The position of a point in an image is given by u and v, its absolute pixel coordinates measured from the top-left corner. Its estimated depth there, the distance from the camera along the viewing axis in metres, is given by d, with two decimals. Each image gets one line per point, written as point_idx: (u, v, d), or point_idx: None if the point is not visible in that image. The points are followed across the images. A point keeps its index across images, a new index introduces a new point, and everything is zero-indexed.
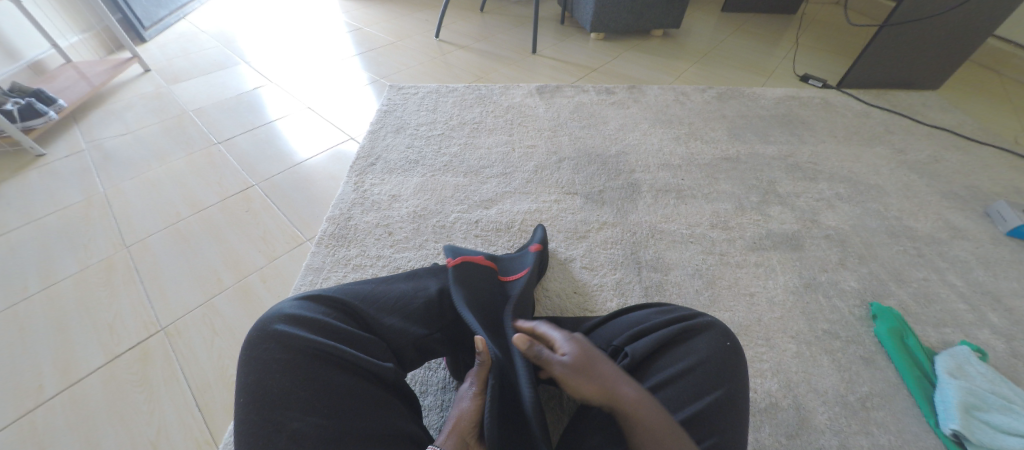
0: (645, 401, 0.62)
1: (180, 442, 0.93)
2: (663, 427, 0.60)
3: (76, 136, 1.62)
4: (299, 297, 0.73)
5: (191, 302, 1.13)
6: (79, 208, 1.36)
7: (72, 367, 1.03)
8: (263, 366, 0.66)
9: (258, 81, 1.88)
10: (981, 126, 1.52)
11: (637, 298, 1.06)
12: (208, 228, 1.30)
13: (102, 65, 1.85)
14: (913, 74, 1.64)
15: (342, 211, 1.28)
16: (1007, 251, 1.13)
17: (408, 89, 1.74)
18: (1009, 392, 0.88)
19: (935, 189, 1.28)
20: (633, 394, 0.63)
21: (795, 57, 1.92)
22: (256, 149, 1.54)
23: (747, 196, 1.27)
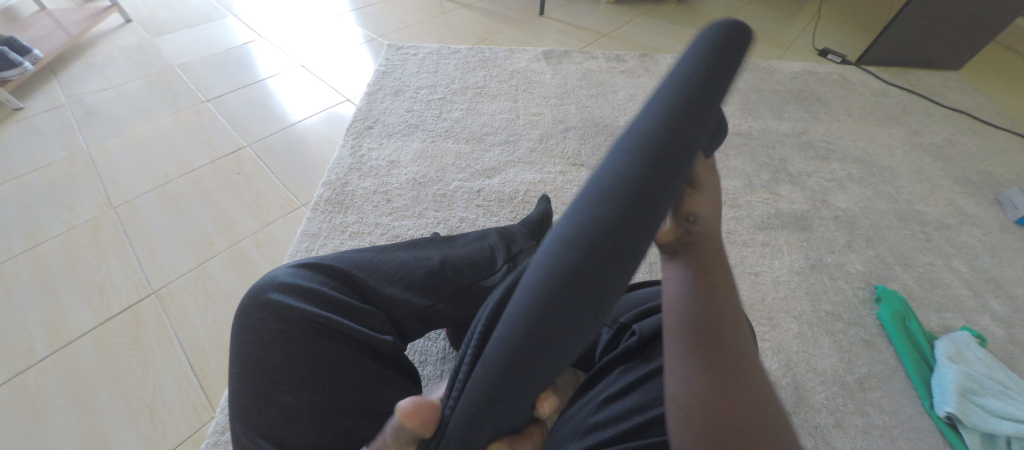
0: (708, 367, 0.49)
1: (177, 406, 0.91)
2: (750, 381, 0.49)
3: (56, 89, 1.53)
4: (295, 266, 0.70)
5: (184, 265, 1.10)
6: (62, 166, 1.30)
7: (62, 329, 1.01)
8: (257, 337, 0.63)
9: (248, 35, 1.78)
10: (999, 110, 1.49)
11: (641, 274, 1.05)
12: (199, 190, 1.25)
13: (79, 13, 1.74)
14: (935, 53, 1.60)
15: (339, 176, 1.23)
16: (1015, 239, 1.13)
17: (407, 49, 1.66)
18: (1006, 378, 0.87)
19: (947, 173, 1.27)
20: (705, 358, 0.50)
21: (813, 29, 1.85)
22: (246, 108, 1.47)
23: (757, 174, 1.24)
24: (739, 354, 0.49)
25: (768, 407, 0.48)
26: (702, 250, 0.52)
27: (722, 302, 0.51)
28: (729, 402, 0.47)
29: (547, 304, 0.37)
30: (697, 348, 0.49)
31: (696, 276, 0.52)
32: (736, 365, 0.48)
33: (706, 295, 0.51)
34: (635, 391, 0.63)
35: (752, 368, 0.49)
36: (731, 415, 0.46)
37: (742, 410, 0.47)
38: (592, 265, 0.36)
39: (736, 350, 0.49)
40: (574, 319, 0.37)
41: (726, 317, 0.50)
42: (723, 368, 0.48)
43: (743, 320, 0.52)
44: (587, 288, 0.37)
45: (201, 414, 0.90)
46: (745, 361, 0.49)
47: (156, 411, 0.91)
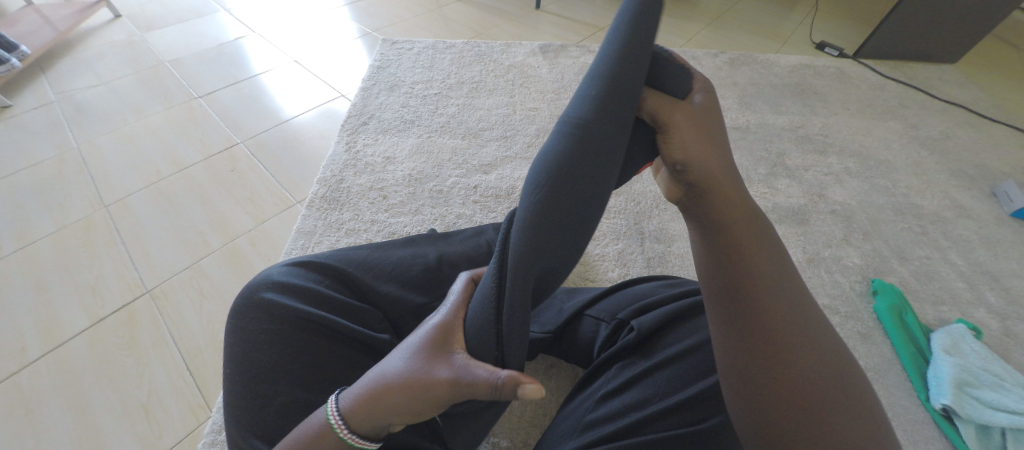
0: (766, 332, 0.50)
1: (172, 406, 0.91)
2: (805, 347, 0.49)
3: (44, 86, 1.51)
4: (289, 265, 0.69)
5: (177, 264, 1.09)
6: (52, 164, 1.28)
7: (54, 330, 1.00)
8: (250, 336, 0.62)
9: (240, 31, 1.75)
10: (995, 103, 1.49)
11: (639, 269, 1.05)
12: (192, 187, 1.23)
13: (66, 9, 1.70)
14: (932, 46, 1.60)
15: (334, 172, 1.22)
16: (1010, 232, 1.13)
17: (402, 43, 1.64)
18: (1001, 370, 0.88)
19: (944, 167, 1.27)
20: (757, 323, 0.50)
21: (810, 22, 1.85)
22: (239, 104, 1.46)
23: (755, 169, 1.24)
24: (781, 311, 0.49)
25: (821, 362, 0.48)
26: (716, 204, 0.53)
27: (750, 264, 0.51)
28: (773, 362, 0.48)
29: (555, 222, 0.50)
30: (730, 314, 0.51)
31: (720, 236, 0.53)
32: (785, 331, 0.49)
33: (736, 259, 0.51)
34: (633, 387, 0.63)
35: (798, 324, 0.49)
36: (779, 375, 0.48)
37: (791, 368, 0.48)
38: (582, 193, 0.51)
39: (778, 308, 0.49)
40: (573, 231, 0.53)
41: (758, 277, 0.50)
42: (765, 329, 0.49)
43: (781, 277, 0.51)
44: (580, 208, 0.52)
45: (198, 414, 0.90)
46: (792, 320, 0.49)
47: (152, 411, 0.90)
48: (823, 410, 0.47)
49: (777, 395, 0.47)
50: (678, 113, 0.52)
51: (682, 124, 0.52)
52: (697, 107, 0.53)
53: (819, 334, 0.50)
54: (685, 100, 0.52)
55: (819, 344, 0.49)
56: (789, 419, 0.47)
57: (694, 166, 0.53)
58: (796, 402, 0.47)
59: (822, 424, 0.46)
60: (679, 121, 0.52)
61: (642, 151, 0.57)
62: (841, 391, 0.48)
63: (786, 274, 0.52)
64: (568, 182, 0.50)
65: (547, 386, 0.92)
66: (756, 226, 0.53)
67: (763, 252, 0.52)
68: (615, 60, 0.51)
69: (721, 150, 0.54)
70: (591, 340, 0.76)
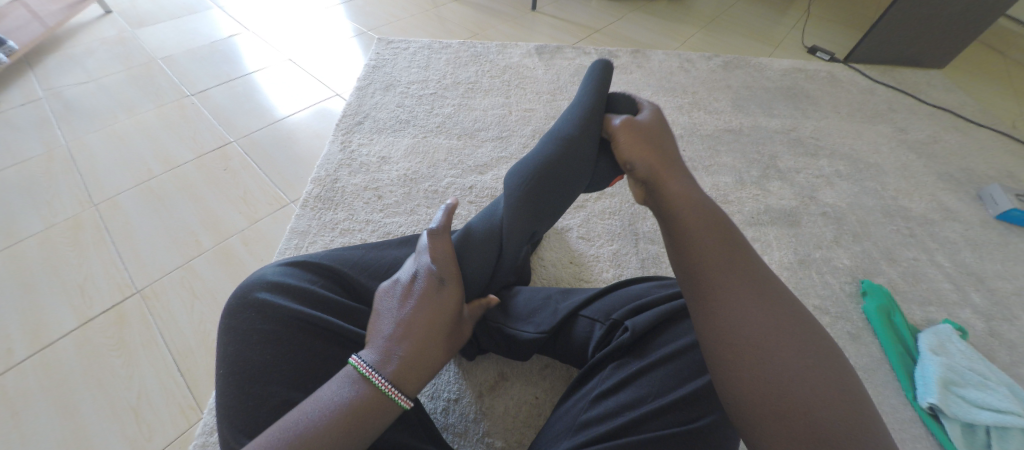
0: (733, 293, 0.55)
1: (163, 408, 0.90)
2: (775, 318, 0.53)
3: (32, 82, 1.48)
4: (283, 264, 0.69)
5: (169, 264, 1.08)
6: (39, 161, 1.26)
7: (43, 330, 0.98)
8: (243, 336, 0.61)
9: (232, 28, 1.74)
10: (981, 107, 1.53)
11: (633, 270, 1.06)
12: (184, 186, 1.22)
13: (56, 4, 1.68)
14: (921, 51, 1.62)
15: (328, 172, 1.22)
16: (995, 234, 1.16)
17: (398, 43, 1.64)
18: (985, 369, 0.90)
19: (932, 170, 1.29)
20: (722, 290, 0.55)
21: (803, 26, 1.87)
22: (232, 102, 1.44)
23: (747, 171, 1.26)
24: (727, 285, 0.55)
25: (780, 332, 0.52)
26: (666, 194, 0.65)
27: (698, 246, 0.58)
28: (727, 336, 0.53)
29: (541, 199, 0.73)
30: (691, 288, 0.57)
31: (669, 224, 0.63)
32: (745, 297, 0.54)
33: (693, 237, 0.60)
34: (628, 388, 0.63)
35: (748, 295, 0.54)
36: (734, 348, 0.52)
37: (747, 341, 0.52)
38: (561, 178, 0.72)
39: (729, 286, 0.55)
40: (554, 206, 0.75)
41: (703, 259, 0.58)
42: (716, 306, 0.55)
43: (729, 256, 0.57)
44: (558, 191, 0.73)
45: (188, 415, 0.89)
46: (751, 286, 0.55)
47: (142, 413, 0.89)
48: (795, 381, 0.49)
49: (738, 366, 0.51)
50: (622, 127, 0.71)
51: (626, 133, 0.70)
52: (637, 122, 0.71)
53: (775, 305, 0.54)
54: (630, 120, 0.71)
55: (775, 314, 0.53)
56: (762, 397, 0.50)
57: (639, 164, 0.68)
58: (756, 375, 0.50)
59: (789, 396, 0.49)
60: (625, 135, 0.70)
61: (608, 167, 0.76)
62: (804, 363, 0.50)
63: (736, 252, 0.58)
64: (555, 171, 0.72)
65: (542, 387, 0.93)
66: (697, 208, 0.62)
67: (708, 233, 0.59)
68: (590, 96, 0.75)
69: (664, 152, 0.69)
70: (586, 341, 0.77)
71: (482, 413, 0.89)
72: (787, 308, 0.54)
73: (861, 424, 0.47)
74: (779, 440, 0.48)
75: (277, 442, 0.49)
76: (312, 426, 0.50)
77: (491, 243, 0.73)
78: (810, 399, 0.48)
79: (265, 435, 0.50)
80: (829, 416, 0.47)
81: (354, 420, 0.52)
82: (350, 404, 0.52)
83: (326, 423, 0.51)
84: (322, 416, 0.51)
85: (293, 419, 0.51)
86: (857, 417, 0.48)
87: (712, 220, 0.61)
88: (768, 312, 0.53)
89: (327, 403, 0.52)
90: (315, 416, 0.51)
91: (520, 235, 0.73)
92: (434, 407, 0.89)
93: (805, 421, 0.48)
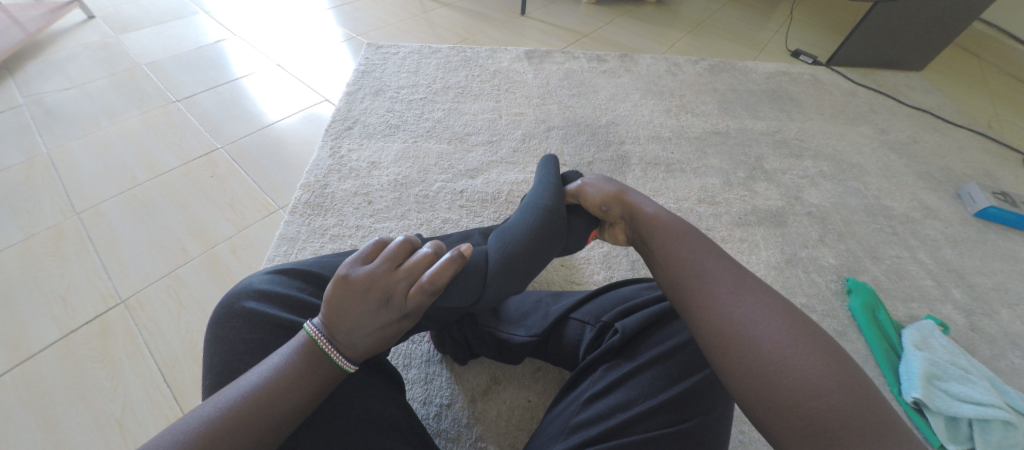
0: (712, 284, 0.58)
1: (149, 420, 0.88)
2: (751, 302, 0.55)
3: (11, 89, 1.46)
4: (271, 272, 0.68)
5: (154, 273, 1.06)
6: (19, 170, 1.24)
7: (23, 343, 0.96)
8: (230, 346, 0.60)
9: (219, 33, 1.72)
10: (958, 109, 1.57)
11: (624, 271, 1.07)
12: (169, 194, 1.21)
13: (36, 9, 1.65)
14: (899, 54, 1.67)
15: (318, 178, 1.21)
16: (973, 231, 1.19)
17: (388, 48, 1.63)
18: (967, 363, 0.92)
19: (912, 170, 1.33)
20: (699, 286, 0.59)
21: (786, 30, 1.91)
22: (219, 108, 1.43)
23: (734, 172, 1.28)
24: (705, 288, 0.58)
25: (767, 321, 0.53)
26: (643, 226, 0.72)
27: (671, 251, 0.64)
28: (715, 335, 0.55)
29: (532, 237, 0.76)
30: (673, 289, 0.62)
31: (649, 246, 0.69)
32: (720, 288, 0.58)
33: (667, 246, 0.66)
34: (618, 389, 0.64)
35: (728, 288, 0.57)
36: (725, 344, 0.54)
37: (735, 336, 0.54)
38: (547, 231, 0.78)
39: (710, 288, 0.58)
40: (548, 250, 0.78)
41: (681, 266, 0.62)
42: (700, 309, 0.58)
43: (704, 259, 0.62)
44: (547, 241, 0.77)
45: None
46: (726, 276, 0.59)
47: (126, 425, 0.88)
48: (787, 363, 0.50)
49: (731, 358, 0.53)
50: (586, 187, 0.85)
51: (590, 190, 0.84)
52: (597, 178, 0.85)
53: (759, 296, 0.56)
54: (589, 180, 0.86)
55: (760, 305, 0.55)
56: (757, 384, 0.51)
57: (613, 204, 0.79)
58: (749, 366, 0.52)
59: (787, 383, 0.50)
60: (590, 191, 0.84)
61: (581, 225, 0.85)
62: (798, 348, 0.51)
63: (712, 254, 0.62)
64: (542, 217, 0.79)
65: (534, 390, 0.93)
66: (668, 225, 0.69)
67: (682, 244, 0.64)
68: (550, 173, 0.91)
69: (624, 187, 0.80)
70: (576, 343, 0.77)
71: (475, 418, 0.89)
72: (774, 298, 0.56)
73: (869, 406, 0.47)
74: (789, 431, 0.49)
75: (235, 401, 0.50)
76: (263, 383, 0.52)
77: (476, 275, 0.70)
78: (809, 384, 0.49)
79: (216, 398, 0.51)
80: (825, 397, 0.48)
81: (304, 373, 0.54)
82: (300, 359, 0.54)
83: (277, 379, 0.53)
84: (273, 373, 0.53)
85: (244, 380, 0.52)
86: (862, 399, 0.48)
87: (678, 233, 0.66)
88: (746, 297, 0.56)
89: (276, 365, 0.54)
90: (266, 374, 0.53)
91: (503, 272, 0.71)
92: (426, 413, 0.89)
93: (800, 406, 0.49)
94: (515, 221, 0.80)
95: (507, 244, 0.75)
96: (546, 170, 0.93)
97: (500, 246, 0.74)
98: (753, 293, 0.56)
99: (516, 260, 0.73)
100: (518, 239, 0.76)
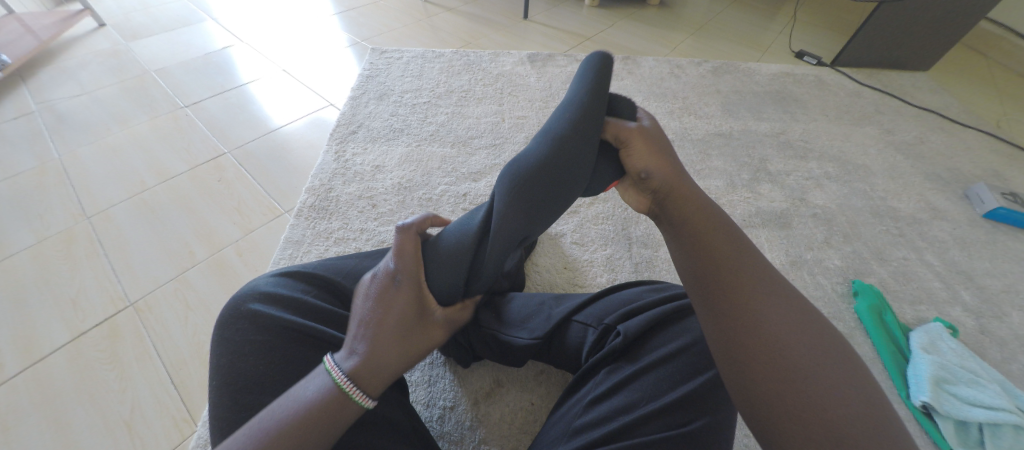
0: (746, 285, 0.55)
1: (157, 422, 0.89)
2: (784, 309, 0.53)
3: (25, 96, 1.49)
4: (276, 275, 0.69)
5: (162, 276, 1.08)
6: (31, 175, 1.26)
7: (35, 345, 0.98)
8: (236, 347, 0.61)
9: (226, 40, 1.75)
10: (966, 108, 1.55)
11: (627, 274, 1.07)
12: (177, 198, 1.22)
13: (49, 18, 1.69)
14: (905, 54, 1.65)
15: (323, 181, 1.22)
16: (982, 232, 1.18)
17: (391, 52, 1.65)
18: (977, 367, 0.90)
19: (919, 170, 1.31)
20: (734, 284, 0.55)
21: (790, 31, 1.90)
22: (226, 113, 1.45)
23: (738, 174, 1.27)
24: (745, 283, 0.55)
25: (799, 327, 0.52)
26: (672, 202, 0.65)
27: (705, 240, 0.60)
28: (743, 331, 0.52)
29: (536, 198, 0.71)
30: (703, 280, 0.57)
31: (677, 229, 0.63)
32: (754, 288, 0.55)
33: (699, 236, 0.60)
34: (621, 392, 0.64)
35: (763, 291, 0.54)
36: (752, 344, 0.51)
37: (764, 336, 0.51)
38: (562, 180, 0.71)
39: (750, 287, 0.55)
40: (551, 209, 0.73)
41: (715, 256, 0.58)
42: (730, 302, 0.55)
43: (740, 254, 0.58)
44: (558, 197, 0.73)
45: (183, 428, 0.89)
46: (762, 278, 0.56)
47: (135, 427, 0.89)
48: (811, 371, 0.49)
49: (757, 361, 0.51)
50: (635, 134, 0.70)
51: (639, 140, 0.70)
52: (654, 132, 0.70)
53: (790, 301, 0.54)
54: (640, 125, 0.71)
55: (790, 310, 0.53)
56: (780, 390, 0.49)
57: (655, 173, 0.67)
58: (774, 371, 0.50)
59: (810, 392, 0.48)
60: (636, 140, 0.70)
61: (608, 169, 0.74)
62: (820, 364, 0.50)
63: (748, 253, 0.58)
64: (555, 172, 0.70)
65: (538, 393, 0.93)
66: (706, 213, 0.63)
67: (719, 237, 0.60)
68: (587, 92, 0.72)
69: (677, 162, 0.69)
70: (579, 346, 0.77)
71: (478, 421, 0.89)
72: (807, 309, 0.54)
73: (887, 433, 0.46)
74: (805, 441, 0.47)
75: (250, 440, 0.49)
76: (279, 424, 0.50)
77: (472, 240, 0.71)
78: (831, 395, 0.48)
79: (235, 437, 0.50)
80: (846, 409, 0.47)
81: (322, 416, 0.51)
82: (317, 402, 0.52)
83: (303, 415, 0.51)
84: (290, 414, 0.51)
85: (261, 419, 0.51)
86: (875, 411, 0.47)
87: (723, 229, 0.61)
88: (780, 302, 0.53)
89: (295, 403, 0.52)
90: (293, 408, 0.51)
91: (502, 242, 0.70)
92: (429, 416, 0.89)
93: (821, 416, 0.47)
94: (520, 170, 0.71)
95: (510, 208, 0.70)
96: (585, 79, 0.74)
97: (501, 208, 0.69)
98: (788, 300, 0.54)
99: (515, 225, 0.70)
100: (521, 200, 0.70)
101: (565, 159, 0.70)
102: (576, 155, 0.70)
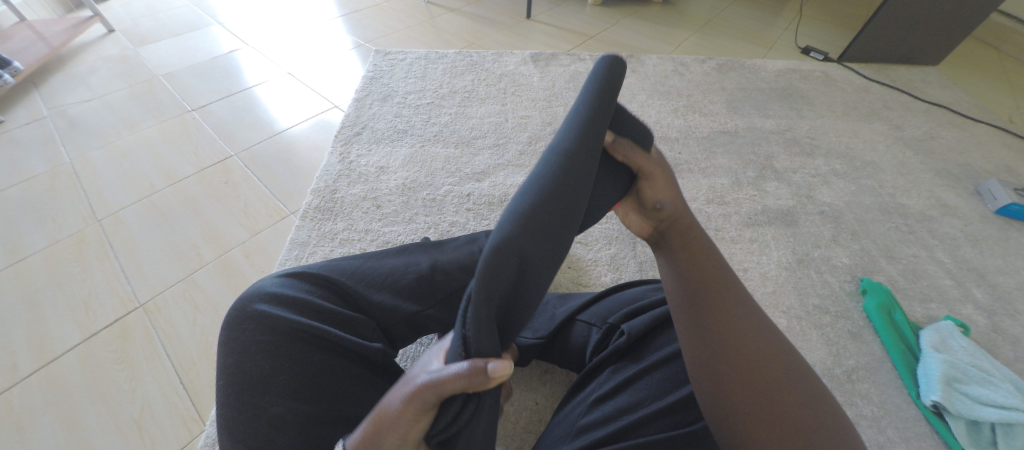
0: (734, 322, 0.55)
1: (166, 421, 0.90)
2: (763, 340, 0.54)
3: (37, 101, 1.51)
4: (283, 276, 0.69)
5: (171, 277, 1.09)
6: (44, 179, 1.28)
7: (47, 346, 0.99)
8: (243, 347, 0.62)
9: (232, 43, 1.77)
10: (977, 103, 1.52)
11: (631, 273, 1.07)
12: (185, 200, 1.24)
13: (60, 24, 1.72)
14: (914, 49, 1.63)
15: (327, 183, 1.23)
16: (994, 229, 1.16)
17: (395, 54, 1.66)
18: (989, 366, 0.89)
19: (929, 166, 1.29)
20: (723, 317, 0.55)
21: (796, 27, 1.88)
22: (233, 116, 1.47)
23: (744, 171, 1.26)
24: (733, 306, 0.56)
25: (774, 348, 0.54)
26: (681, 238, 0.62)
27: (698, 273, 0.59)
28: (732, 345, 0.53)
29: (548, 210, 0.50)
30: (694, 309, 0.57)
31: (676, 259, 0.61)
32: (740, 324, 0.55)
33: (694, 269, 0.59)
34: (624, 392, 0.64)
35: (747, 325, 0.55)
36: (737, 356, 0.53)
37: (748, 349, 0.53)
38: (574, 190, 0.53)
39: (738, 321, 0.55)
40: (558, 230, 0.52)
41: (706, 289, 0.58)
42: (718, 331, 0.55)
43: (732, 294, 0.57)
44: (569, 211, 0.53)
45: (191, 427, 0.90)
46: (747, 313, 0.56)
47: (145, 426, 0.90)
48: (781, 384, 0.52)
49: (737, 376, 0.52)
50: (658, 167, 0.64)
51: (661, 175, 0.64)
52: (666, 162, 0.66)
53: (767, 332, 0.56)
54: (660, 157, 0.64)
55: (767, 337, 0.55)
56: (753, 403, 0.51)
57: (670, 207, 0.63)
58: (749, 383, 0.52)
59: (778, 401, 0.51)
60: (657, 173, 0.63)
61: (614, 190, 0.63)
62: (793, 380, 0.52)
63: (735, 290, 0.58)
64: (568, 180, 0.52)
65: (542, 393, 0.93)
66: (702, 247, 0.61)
67: (712, 272, 0.59)
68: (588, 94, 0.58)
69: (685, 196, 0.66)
70: (583, 345, 0.77)
71: None
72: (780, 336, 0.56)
73: (838, 435, 0.50)
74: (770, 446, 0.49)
75: None
76: None
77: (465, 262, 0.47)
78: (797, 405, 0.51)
79: None
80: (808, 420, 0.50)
81: None
82: None
83: None
84: None
85: None
86: (831, 421, 0.51)
87: (709, 254, 0.61)
88: (760, 335, 0.55)
89: None
90: None
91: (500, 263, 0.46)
92: None
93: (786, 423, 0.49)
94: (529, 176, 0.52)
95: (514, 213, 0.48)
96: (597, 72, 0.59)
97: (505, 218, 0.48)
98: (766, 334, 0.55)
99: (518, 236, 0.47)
100: (528, 206, 0.49)
101: (576, 164, 0.53)
102: (585, 164, 0.54)
